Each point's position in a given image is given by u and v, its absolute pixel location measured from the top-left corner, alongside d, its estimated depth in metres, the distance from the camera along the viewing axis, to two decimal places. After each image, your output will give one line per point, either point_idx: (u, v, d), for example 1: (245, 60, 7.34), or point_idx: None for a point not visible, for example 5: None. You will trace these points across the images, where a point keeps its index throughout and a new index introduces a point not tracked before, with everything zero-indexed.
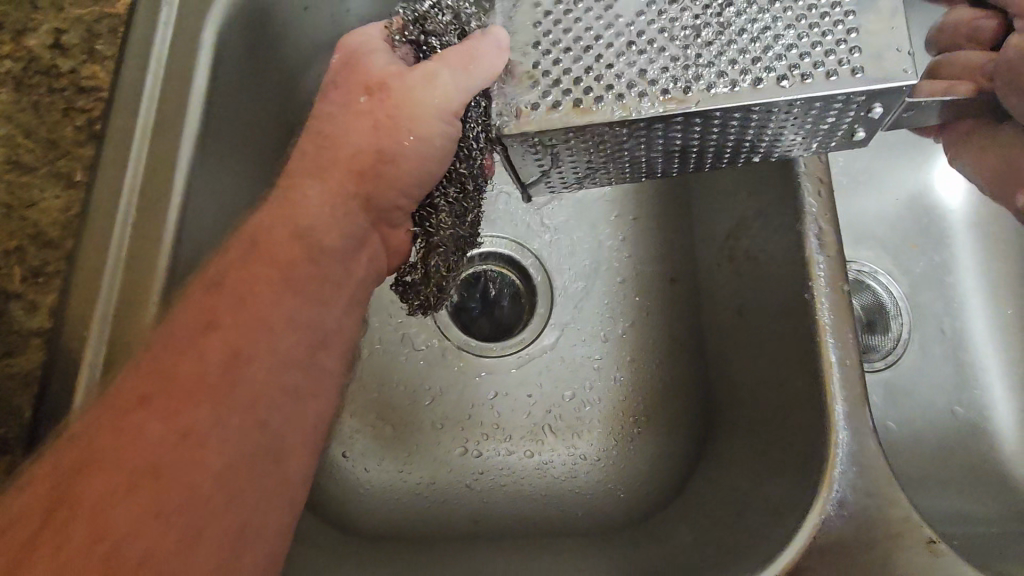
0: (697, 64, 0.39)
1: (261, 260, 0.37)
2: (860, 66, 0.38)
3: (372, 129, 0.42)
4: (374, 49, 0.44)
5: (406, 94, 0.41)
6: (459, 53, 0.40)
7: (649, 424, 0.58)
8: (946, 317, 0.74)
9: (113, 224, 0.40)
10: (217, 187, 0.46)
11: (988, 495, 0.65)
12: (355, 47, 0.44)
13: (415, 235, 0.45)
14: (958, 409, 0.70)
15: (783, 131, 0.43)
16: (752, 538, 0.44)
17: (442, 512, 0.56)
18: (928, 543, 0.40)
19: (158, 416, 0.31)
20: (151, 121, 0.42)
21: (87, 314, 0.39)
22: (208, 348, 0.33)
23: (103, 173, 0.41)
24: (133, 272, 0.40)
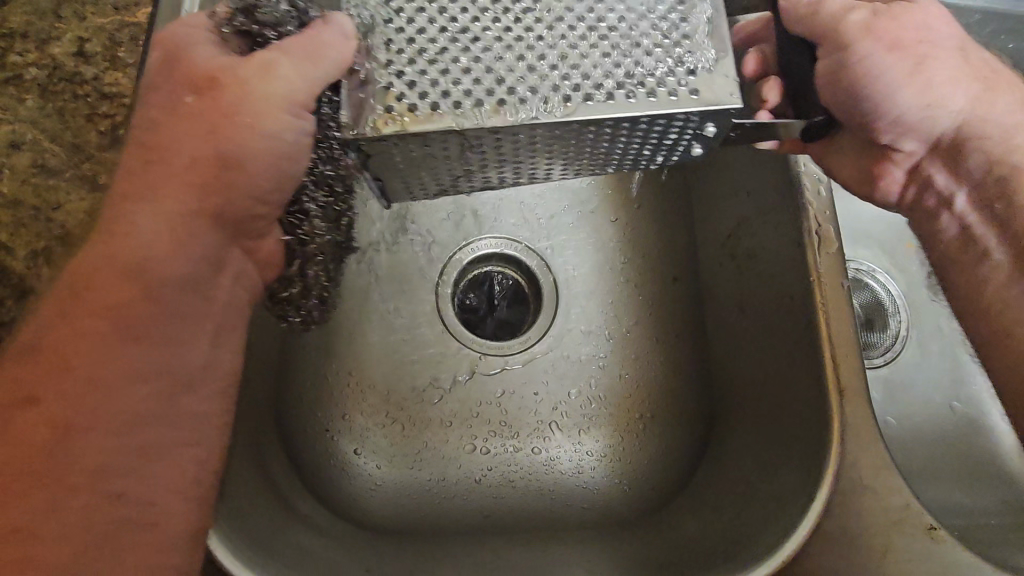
0: (561, 75, 0.38)
1: (141, 206, 0.36)
2: (732, 88, 0.38)
3: (183, 120, 0.36)
4: (194, 31, 0.37)
5: (239, 88, 0.36)
6: (300, 46, 0.36)
7: (654, 420, 0.59)
8: (943, 314, 0.75)
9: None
10: None
11: (986, 488, 0.66)
12: (171, 35, 0.37)
13: (287, 244, 0.43)
14: (955, 405, 0.72)
15: (650, 142, 0.43)
16: (758, 528, 0.45)
17: (452, 508, 0.57)
18: (928, 530, 0.42)
19: (60, 370, 0.34)
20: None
21: None
22: (94, 307, 0.35)
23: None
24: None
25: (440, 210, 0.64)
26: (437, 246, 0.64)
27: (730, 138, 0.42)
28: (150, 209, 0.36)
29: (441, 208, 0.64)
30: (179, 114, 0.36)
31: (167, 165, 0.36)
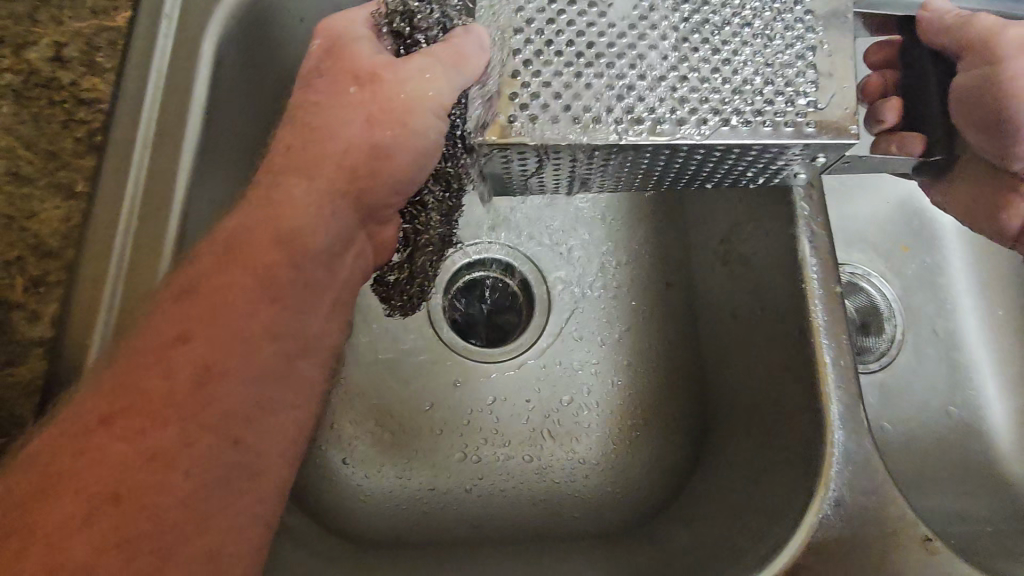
0: (618, 97, 0.41)
1: (195, 274, 0.36)
2: (813, 120, 0.41)
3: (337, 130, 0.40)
4: (361, 31, 0.42)
5: (396, 87, 0.40)
6: (447, 54, 0.39)
7: (647, 427, 0.59)
8: (939, 318, 0.74)
9: (114, 234, 0.41)
10: (214, 197, 0.47)
11: (983, 495, 0.65)
12: (338, 29, 0.42)
13: (403, 232, 0.46)
14: (952, 410, 0.71)
15: (743, 168, 0.45)
16: (751, 538, 0.44)
17: (442, 518, 0.56)
18: (924, 542, 0.41)
19: (66, 439, 0.32)
20: (152, 132, 0.43)
21: (88, 323, 0.39)
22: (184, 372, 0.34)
23: (102, 184, 0.42)
24: (135, 281, 0.40)
25: None
26: None
27: (814, 165, 0.45)
28: (201, 272, 0.36)
29: None
30: (316, 116, 0.40)
31: (315, 146, 0.40)
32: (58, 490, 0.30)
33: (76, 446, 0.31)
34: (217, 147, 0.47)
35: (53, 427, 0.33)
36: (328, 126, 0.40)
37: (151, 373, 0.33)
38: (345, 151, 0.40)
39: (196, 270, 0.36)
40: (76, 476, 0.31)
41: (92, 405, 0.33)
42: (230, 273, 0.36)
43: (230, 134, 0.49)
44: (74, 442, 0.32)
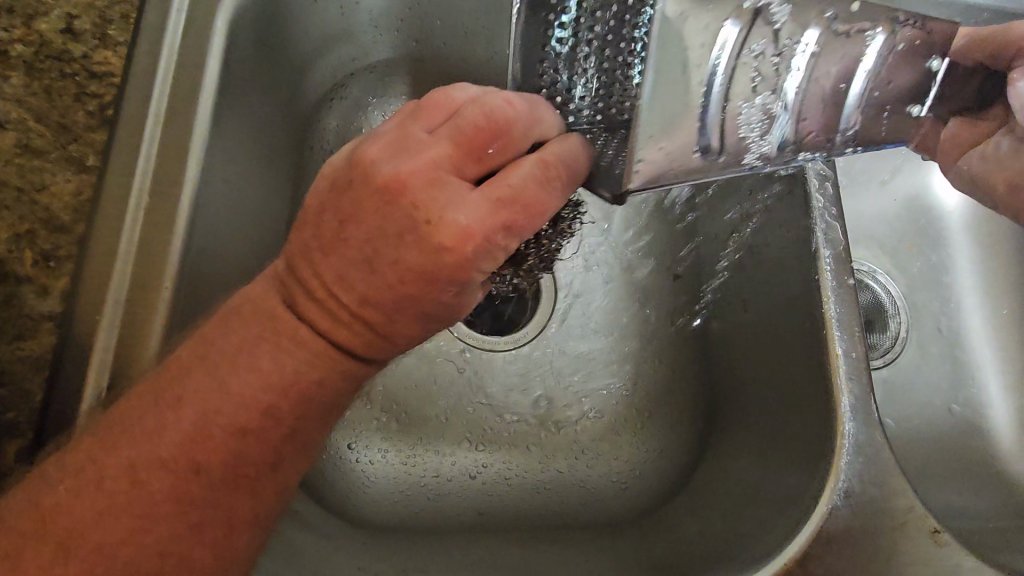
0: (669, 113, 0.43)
1: (235, 377, 0.34)
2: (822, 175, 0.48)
3: (368, 269, 0.33)
4: (449, 184, 0.32)
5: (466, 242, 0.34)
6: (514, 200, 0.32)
7: (652, 419, 0.59)
8: (943, 317, 0.74)
9: (130, 207, 0.40)
10: (226, 176, 0.47)
11: (985, 491, 0.66)
12: (414, 172, 0.31)
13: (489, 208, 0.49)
14: (954, 408, 0.71)
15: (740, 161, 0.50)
16: (757, 526, 0.44)
17: (446, 506, 0.56)
18: (931, 534, 0.41)
19: (153, 500, 0.33)
20: (165, 105, 0.42)
21: (101, 297, 0.39)
22: (249, 463, 0.35)
23: (117, 157, 0.41)
24: (148, 255, 0.40)
25: None
26: None
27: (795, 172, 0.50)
28: (246, 382, 0.34)
29: None
30: (366, 214, 0.32)
31: (343, 264, 0.33)
32: (157, 545, 0.33)
33: (169, 514, 0.33)
34: (231, 124, 0.47)
35: (140, 478, 0.33)
36: (406, 249, 0.32)
37: (217, 459, 0.34)
38: (364, 281, 0.33)
39: (242, 384, 0.34)
40: (125, 525, 0.32)
41: (171, 476, 0.33)
42: (264, 397, 0.34)
43: (242, 111, 0.48)
44: (159, 510, 0.33)
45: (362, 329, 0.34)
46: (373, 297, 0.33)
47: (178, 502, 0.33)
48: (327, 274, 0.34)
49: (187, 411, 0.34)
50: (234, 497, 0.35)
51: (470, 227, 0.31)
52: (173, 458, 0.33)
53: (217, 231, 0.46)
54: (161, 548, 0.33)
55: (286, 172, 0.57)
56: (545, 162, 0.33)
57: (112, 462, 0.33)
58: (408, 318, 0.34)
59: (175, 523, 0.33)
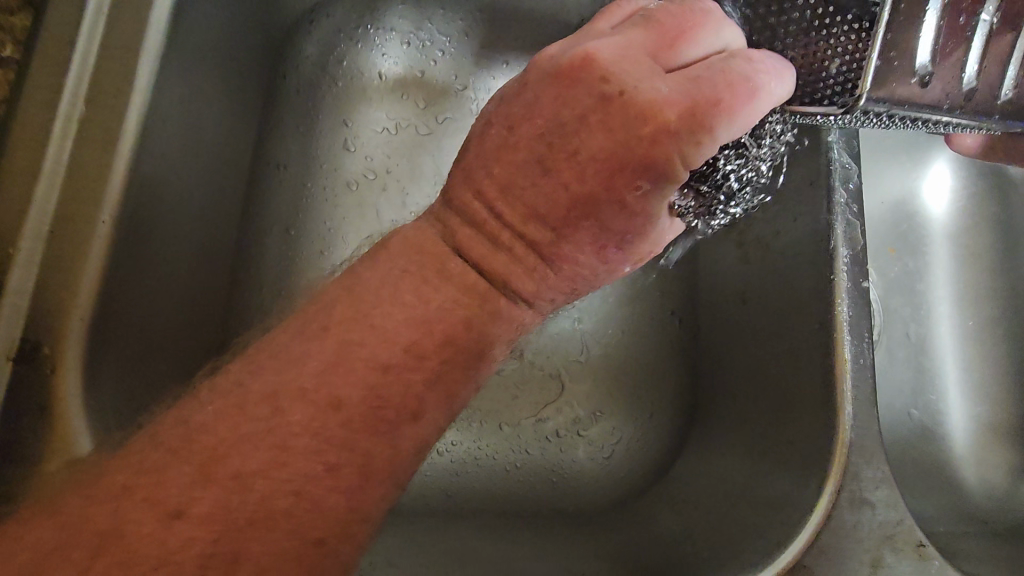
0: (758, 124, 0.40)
1: (381, 309, 0.31)
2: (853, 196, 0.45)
3: (542, 174, 0.30)
4: (642, 62, 0.30)
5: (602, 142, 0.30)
6: (701, 86, 0.29)
7: (633, 404, 0.56)
8: (913, 322, 0.75)
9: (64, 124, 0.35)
10: (182, 94, 0.41)
11: (937, 494, 0.68)
12: (603, 60, 0.29)
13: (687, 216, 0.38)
14: (914, 412, 0.73)
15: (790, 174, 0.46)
16: (744, 531, 0.42)
17: (412, 487, 0.52)
18: (917, 547, 0.40)
19: (292, 430, 0.28)
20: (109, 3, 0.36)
21: (15, 224, 0.33)
22: (390, 409, 0.30)
23: (40, 55, 0.35)
24: (80, 180, 0.35)
25: (426, 148, 0.56)
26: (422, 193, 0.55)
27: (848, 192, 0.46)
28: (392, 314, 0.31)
29: (427, 146, 0.56)
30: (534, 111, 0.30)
31: (511, 168, 0.31)
32: (292, 484, 0.28)
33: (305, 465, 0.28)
34: (185, 38, 0.40)
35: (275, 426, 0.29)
36: (595, 130, 0.29)
37: (358, 396, 0.29)
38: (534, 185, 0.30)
39: (388, 317, 0.31)
40: (254, 454, 0.28)
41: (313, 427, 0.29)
42: (409, 331, 0.31)
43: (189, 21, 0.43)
44: (293, 461, 0.28)
45: (525, 249, 0.33)
46: (544, 210, 0.31)
47: (318, 439, 0.29)
48: (491, 185, 0.32)
49: (331, 338, 0.30)
50: (370, 444, 0.29)
51: (670, 97, 0.29)
52: (313, 389, 0.29)
53: (165, 166, 0.41)
54: (296, 487, 0.28)
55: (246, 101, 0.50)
56: (717, 65, 0.30)
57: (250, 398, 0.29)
58: (580, 232, 0.31)
59: (312, 460, 0.28)
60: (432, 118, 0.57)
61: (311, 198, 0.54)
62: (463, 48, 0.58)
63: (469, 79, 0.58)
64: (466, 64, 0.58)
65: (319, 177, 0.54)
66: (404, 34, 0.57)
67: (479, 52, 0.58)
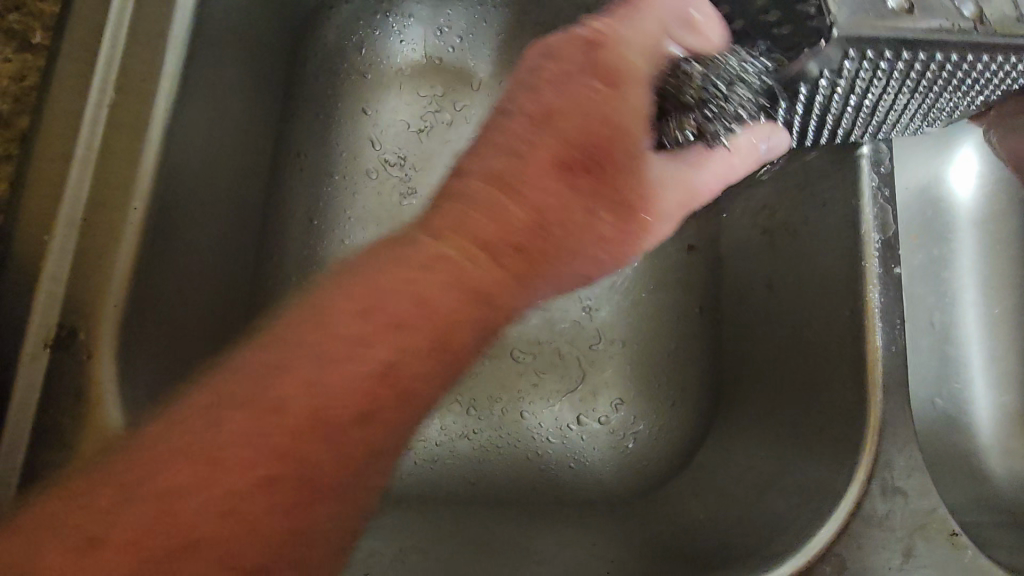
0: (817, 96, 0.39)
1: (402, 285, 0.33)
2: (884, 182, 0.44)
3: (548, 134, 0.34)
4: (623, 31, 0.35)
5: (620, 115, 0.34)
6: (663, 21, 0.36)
7: (654, 393, 0.56)
8: (938, 311, 0.74)
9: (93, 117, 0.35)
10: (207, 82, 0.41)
11: (961, 483, 0.67)
12: (610, 53, 0.34)
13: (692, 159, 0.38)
14: (938, 402, 0.72)
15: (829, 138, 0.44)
16: (771, 519, 0.42)
17: (434, 475, 0.52)
18: (950, 536, 0.39)
19: (317, 405, 0.29)
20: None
21: (49, 213, 0.34)
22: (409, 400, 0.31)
23: (67, 49, 0.35)
24: (108, 171, 0.35)
25: (439, 139, 0.56)
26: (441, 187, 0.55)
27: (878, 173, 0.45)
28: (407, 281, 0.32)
29: (440, 137, 0.56)
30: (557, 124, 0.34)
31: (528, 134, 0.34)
32: (313, 457, 0.28)
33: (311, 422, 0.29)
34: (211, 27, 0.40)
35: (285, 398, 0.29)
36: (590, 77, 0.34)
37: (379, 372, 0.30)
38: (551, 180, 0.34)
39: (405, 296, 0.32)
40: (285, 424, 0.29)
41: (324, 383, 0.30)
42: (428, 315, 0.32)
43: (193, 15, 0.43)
44: (293, 424, 0.29)
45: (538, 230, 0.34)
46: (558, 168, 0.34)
47: (352, 417, 0.30)
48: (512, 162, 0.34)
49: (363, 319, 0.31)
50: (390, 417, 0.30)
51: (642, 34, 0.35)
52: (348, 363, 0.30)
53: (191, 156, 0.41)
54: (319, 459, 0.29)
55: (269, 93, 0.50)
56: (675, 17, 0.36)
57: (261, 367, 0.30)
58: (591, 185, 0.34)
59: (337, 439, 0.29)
60: (459, 109, 0.56)
61: (332, 186, 0.54)
62: (483, 33, 0.57)
63: (491, 65, 0.57)
64: (486, 50, 0.57)
65: (345, 166, 0.54)
66: (421, 20, 0.56)
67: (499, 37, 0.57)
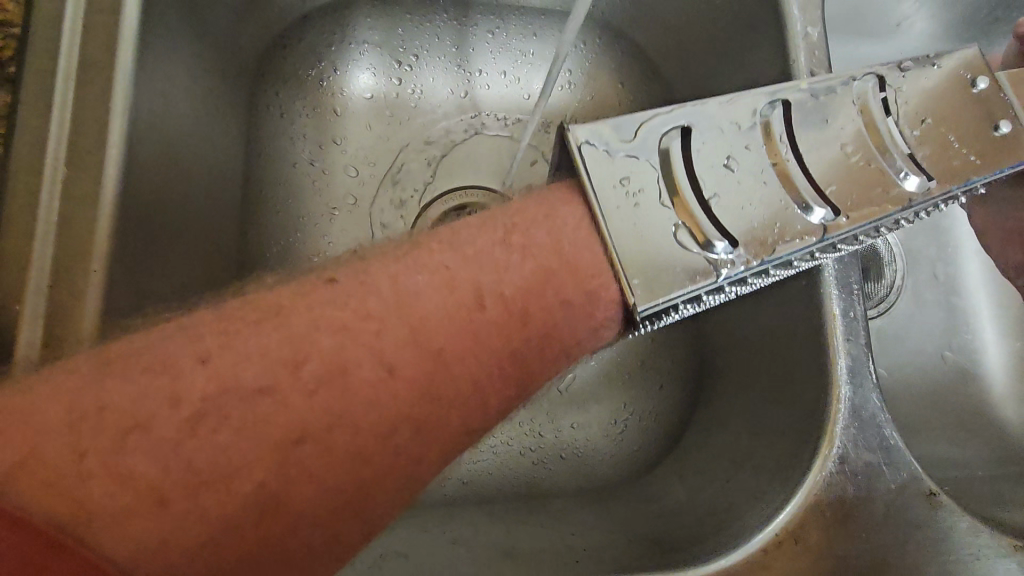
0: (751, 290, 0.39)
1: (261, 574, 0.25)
2: None
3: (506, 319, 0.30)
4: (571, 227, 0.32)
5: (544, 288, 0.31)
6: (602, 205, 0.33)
7: (640, 379, 0.57)
8: (939, 262, 0.72)
9: (86, 285, 0.35)
10: (160, 121, 0.43)
11: (975, 439, 0.65)
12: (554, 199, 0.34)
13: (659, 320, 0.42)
14: (948, 354, 0.70)
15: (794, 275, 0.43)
16: (750, 494, 0.42)
17: (430, 479, 0.54)
18: (927, 496, 0.39)
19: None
20: (83, 17, 0.37)
21: (22, 284, 0.34)
22: None
23: (28, 90, 0.36)
24: (76, 213, 0.35)
25: (389, 89, 0.61)
26: (405, 201, 0.60)
27: None
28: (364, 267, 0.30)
29: (390, 85, 0.61)
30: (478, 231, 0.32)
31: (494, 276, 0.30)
32: None
33: None
34: (153, 74, 0.41)
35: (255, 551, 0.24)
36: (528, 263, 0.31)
37: None
38: None
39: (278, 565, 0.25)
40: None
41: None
42: None
43: (173, 84, 0.44)
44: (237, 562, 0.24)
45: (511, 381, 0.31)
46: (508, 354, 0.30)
47: None
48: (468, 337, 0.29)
49: None
50: None
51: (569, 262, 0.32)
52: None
53: (145, 191, 0.41)
54: None
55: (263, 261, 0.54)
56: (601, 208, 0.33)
57: (453, 442, 0.29)
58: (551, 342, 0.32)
59: None
60: (478, 122, 0.62)
61: (308, 217, 0.58)
62: (437, 48, 0.62)
63: (446, 85, 0.62)
64: (461, 129, 0.62)
65: (321, 193, 0.58)
66: (374, 46, 0.61)
67: (450, 50, 0.62)
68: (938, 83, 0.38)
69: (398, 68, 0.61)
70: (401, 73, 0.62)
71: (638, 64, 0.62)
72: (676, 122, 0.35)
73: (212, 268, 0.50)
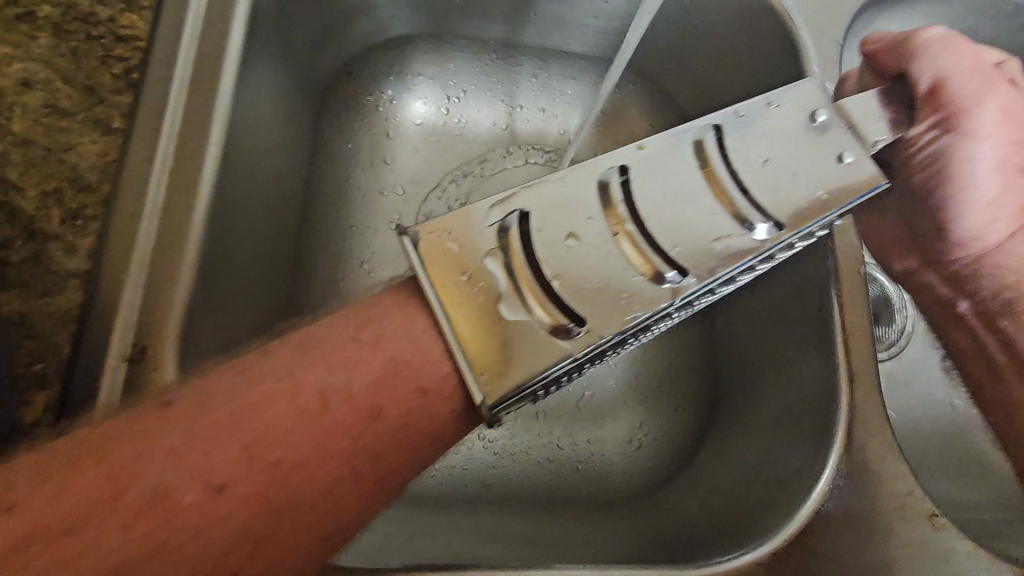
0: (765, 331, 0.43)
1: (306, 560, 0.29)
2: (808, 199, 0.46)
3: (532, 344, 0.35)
4: None
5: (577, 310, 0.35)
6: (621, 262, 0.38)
7: (657, 399, 0.60)
8: None
9: (179, 261, 0.37)
10: (250, 126, 0.47)
11: (985, 487, 0.66)
12: None
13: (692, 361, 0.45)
14: (957, 403, 0.71)
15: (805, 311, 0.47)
16: (762, 505, 0.44)
17: (455, 479, 0.56)
18: (929, 518, 0.41)
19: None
20: (198, 32, 0.42)
21: (126, 254, 0.37)
22: None
23: (148, 87, 0.41)
24: (176, 196, 0.39)
25: (437, 118, 0.67)
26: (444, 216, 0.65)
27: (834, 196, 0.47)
28: None
29: (438, 114, 0.67)
30: None
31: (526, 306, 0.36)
32: None
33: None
34: (250, 85, 0.46)
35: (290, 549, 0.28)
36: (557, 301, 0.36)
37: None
38: None
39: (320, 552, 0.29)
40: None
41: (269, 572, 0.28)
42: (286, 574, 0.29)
43: (262, 95, 0.49)
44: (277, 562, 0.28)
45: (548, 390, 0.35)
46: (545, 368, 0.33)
47: None
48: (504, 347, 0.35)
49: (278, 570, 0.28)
50: None
51: None
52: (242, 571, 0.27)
53: (234, 185, 0.45)
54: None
55: (308, 287, 0.58)
56: None
57: None
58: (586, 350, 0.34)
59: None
60: (516, 152, 0.68)
61: (357, 225, 0.62)
62: (484, 83, 0.68)
63: (489, 116, 0.68)
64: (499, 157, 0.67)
65: (371, 206, 0.63)
66: (429, 78, 0.67)
67: (495, 86, 0.68)
68: (829, 107, 0.38)
69: (447, 100, 0.68)
70: (450, 104, 0.68)
71: (668, 109, 0.68)
72: (615, 160, 0.34)
73: (272, 263, 0.53)
